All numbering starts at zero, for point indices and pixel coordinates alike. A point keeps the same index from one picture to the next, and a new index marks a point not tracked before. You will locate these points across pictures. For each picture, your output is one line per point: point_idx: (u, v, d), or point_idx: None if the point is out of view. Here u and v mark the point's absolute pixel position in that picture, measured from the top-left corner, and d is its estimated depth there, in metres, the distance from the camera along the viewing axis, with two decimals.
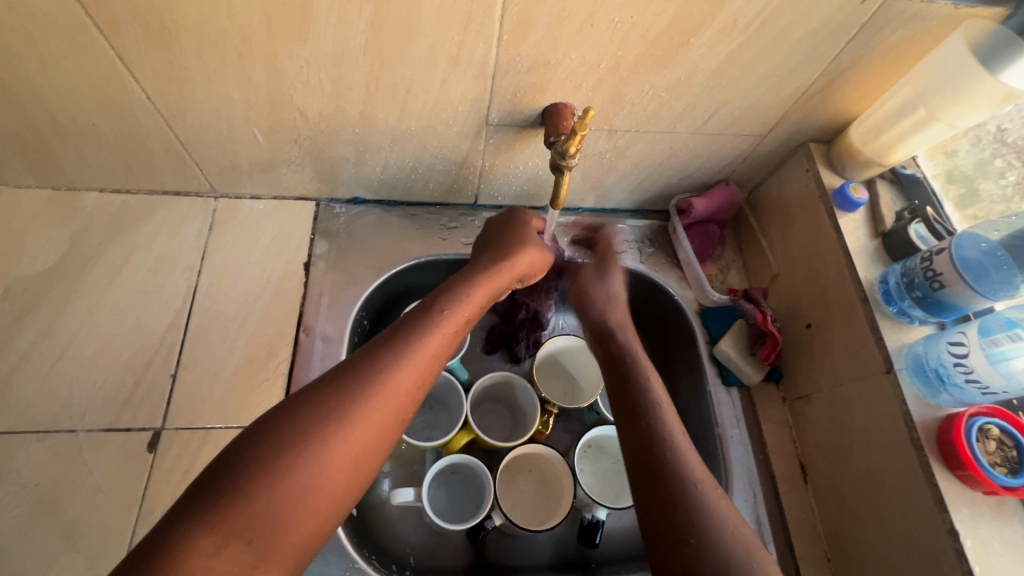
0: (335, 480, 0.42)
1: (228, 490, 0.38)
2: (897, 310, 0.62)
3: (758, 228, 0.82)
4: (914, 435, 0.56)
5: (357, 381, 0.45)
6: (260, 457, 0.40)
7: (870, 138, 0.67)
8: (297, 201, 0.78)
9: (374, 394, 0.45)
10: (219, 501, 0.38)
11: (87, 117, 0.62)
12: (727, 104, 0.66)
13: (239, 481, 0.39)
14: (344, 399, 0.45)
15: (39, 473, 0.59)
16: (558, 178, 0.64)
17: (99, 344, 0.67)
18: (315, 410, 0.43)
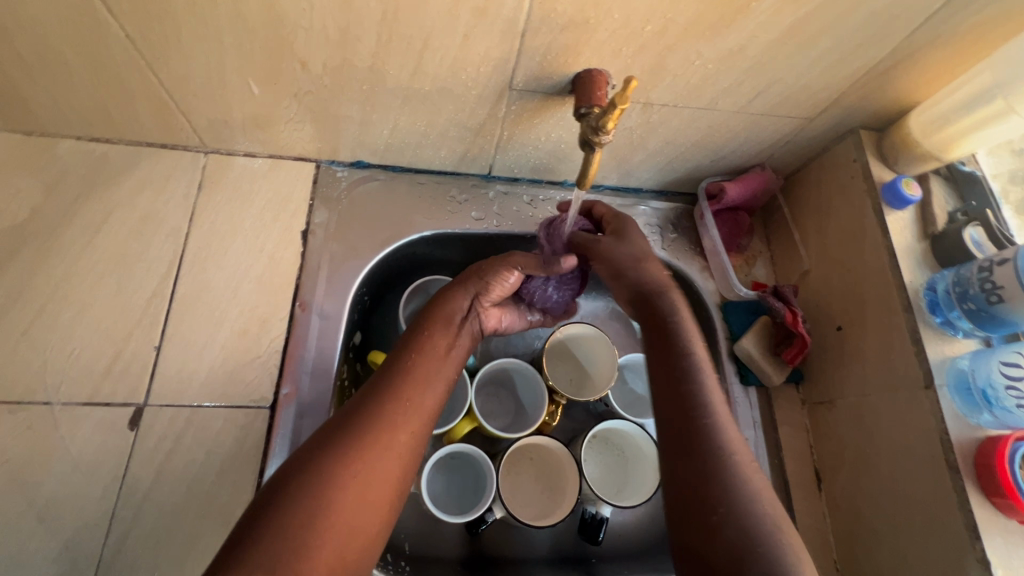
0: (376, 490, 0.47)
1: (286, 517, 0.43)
2: (942, 320, 0.58)
3: (791, 219, 0.76)
4: (950, 456, 0.53)
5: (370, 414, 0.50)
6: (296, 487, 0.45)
7: (932, 129, 0.61)
8: (296, 161, 0.72)
9: (371, 444, 0.49)
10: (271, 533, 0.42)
11: (57, 55, 0.54)
12: (778, 82, 0.59)
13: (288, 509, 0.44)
14: (334, 459, 0.47)
15: (10, 447, 0.55)
16: (587, 155, 0.57)
17: (76, 309, 0.61)
18: (314, 477, 0.45)
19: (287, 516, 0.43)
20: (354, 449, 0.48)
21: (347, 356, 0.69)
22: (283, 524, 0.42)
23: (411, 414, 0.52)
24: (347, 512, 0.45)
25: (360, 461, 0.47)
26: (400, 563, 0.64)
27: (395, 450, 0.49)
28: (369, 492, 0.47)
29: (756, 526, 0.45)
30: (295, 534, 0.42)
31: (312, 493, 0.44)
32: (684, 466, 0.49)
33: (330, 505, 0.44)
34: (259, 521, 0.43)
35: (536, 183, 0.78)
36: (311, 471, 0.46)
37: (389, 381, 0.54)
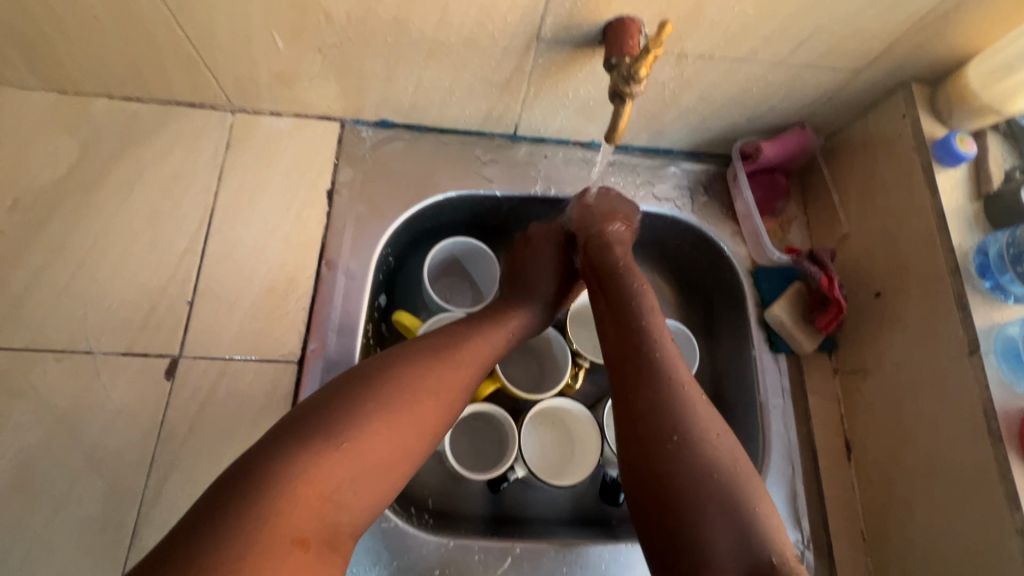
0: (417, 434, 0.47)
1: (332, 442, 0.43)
2: (992, 284, 0.55)
3: (831, 182, 0.72)
4: (993, 424, 0.51)
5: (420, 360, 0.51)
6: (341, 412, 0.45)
7: (992, 80, 0.57)
8: (320, 121, 0.72)
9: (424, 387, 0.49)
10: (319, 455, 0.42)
11: (88, 8, 0.55)
12: (824, 29, 0.55)
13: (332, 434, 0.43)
14: (397, 394, 0.47)
15: (57, 392, 0.57)
16: (617, 107, 0.55)
17: (113, 264, 0.63)
18: (346, 410, 0.45)
19: (354, 437, 0.44)
20: (417, 387, 0.49)
21: (372, 316, 0.70)
22: (349, 446, 0.43)
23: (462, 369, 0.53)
24: (408, 444, 0.46)
25: (426, 401, 0.49)
26: (424, 517, 0.66)
27: (449, 394, 0.51)
28: (425, 430, 0.48)
29: (722, 497, 0.44)
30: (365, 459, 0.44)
31: (377, 424, 0.45)
32: (639, 403, 0.50)
33: (391, 436, 0.45)
34: (328, 441, 0.43)
35: (561, 144, 0.76)
36: (376, 403, 0.46)
37: (445, 337, 0.56)
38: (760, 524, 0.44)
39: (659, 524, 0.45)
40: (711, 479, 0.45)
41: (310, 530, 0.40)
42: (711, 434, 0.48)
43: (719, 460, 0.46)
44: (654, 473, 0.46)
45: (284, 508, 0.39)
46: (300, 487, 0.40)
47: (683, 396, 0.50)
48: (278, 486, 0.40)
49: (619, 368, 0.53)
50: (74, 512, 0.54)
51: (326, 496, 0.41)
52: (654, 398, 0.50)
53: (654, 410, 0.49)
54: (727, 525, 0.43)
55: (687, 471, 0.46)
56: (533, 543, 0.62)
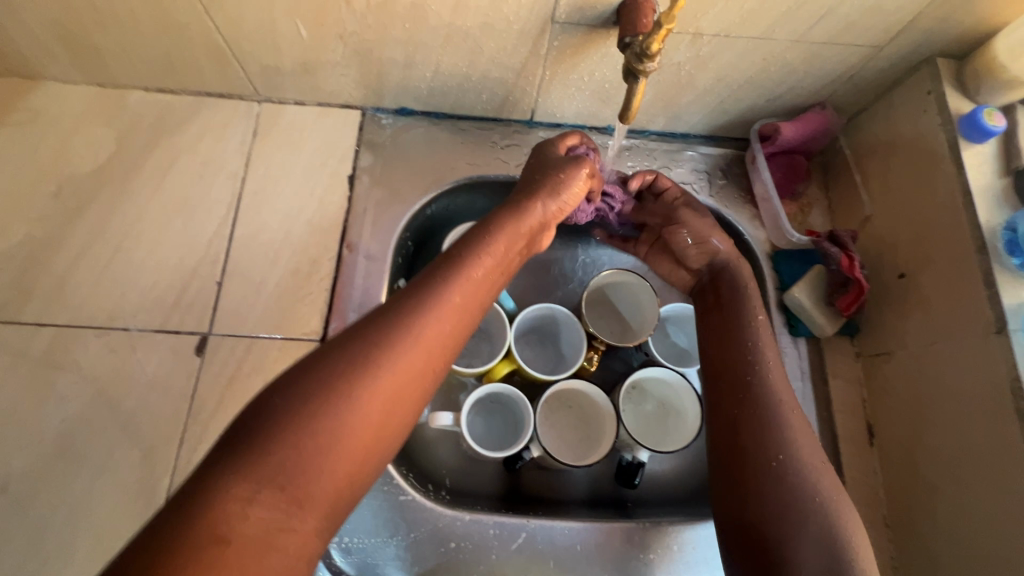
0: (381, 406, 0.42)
1: (265, 441, 0.38)
2: (1021, 261, 0.53)
3: (853, 163, 0.71)
4: (1020, 404, 0.50)
5: (376, 333, 0.44)
6: (285, 403, 0.39)
7: (1020, 52, 0.55)
8: (342, 109, 0.74)
9: (379, 365, 0.43)
10: (252, 452, 0.37)
11: (125, 3, 0.58)
12: (843, 3, 0.55)
13: (272, 430, 0.38)
14: (344, 374, 0.41)
15: (96, 366, 0.61)
16: (631, 86, 0.56)
17: (148, 247, 0.66)
18: (300, 395, 0.40)
19: (284, 426, 0.39)
20: (358, 364, 0.42)
21: None
22: (279, 442, 0.38)
23: (434, 335, 0.46)
24: (351, 429, 0.40)
25: (372, 380, 0.42)
26: (440, 494, 0.68)
27: (404, 374, 0.43)
28: (374, 412, 0.42)
29: (808, 520, 0.48)
30: (301, 451, 0.38)
31: (312, 406, 0.40)
32: (743, 430, 0.54)
33: (329, 423, 0.39)
34: (258, 436, 0.38)
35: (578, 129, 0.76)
36: (314, 387, 0.40)
37: (397, 305, 0.47)
38: (840, 534, 0.47)
39: (744, 533, 0.50)
40: (818, 500, 0.49)
41: (239, 530, 0.35)
42: (814, 461, 0.51)
43: (821, 480, 0.50)
44: (746, 494, 0.51)
45: (215, 511, 0.35)
46: (228, 489, 0.36)
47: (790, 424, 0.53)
48: (210, 490, 0.36)
49: (720, 394, 0.58)
50: (112, 479, 0.57)
51: (250, 494, 0.36)
52: (754, 428, 0.53)
53: (758, 432, 0.53)
54: (813, 545, 0.47)
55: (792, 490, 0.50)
56: (545, 520, 0.62)
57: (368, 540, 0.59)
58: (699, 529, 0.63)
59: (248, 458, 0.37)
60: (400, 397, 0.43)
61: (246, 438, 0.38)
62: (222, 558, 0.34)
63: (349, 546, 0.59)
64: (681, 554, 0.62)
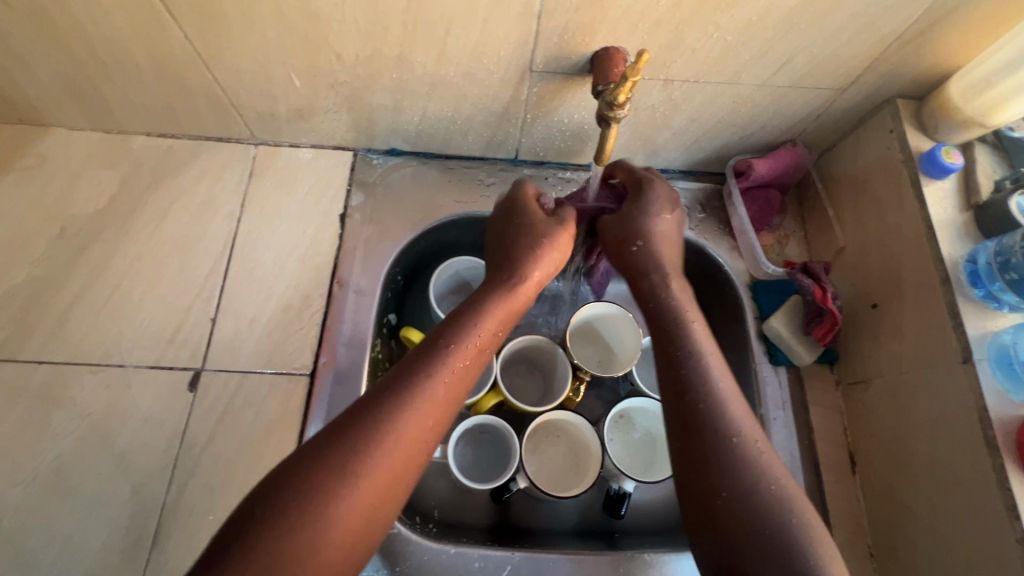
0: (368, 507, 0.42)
1: (243, 553, 0.37)
2: (985, 293, 0.55)
3: (826, 197, 0.74)
4: (988, 432, 0.51)
5: (365, 431, 0.44)
6: (265, 510, 0.39)
7: (973, 94, 0.58)
8: (335, 150, 0.77)
9: (364, 464, 0.43)
10: (234, 559, 0.37)
11: (130, 58, 0.62)
12: (803, 51, 0.58)
13: (252, 538, 0.38)
14: (334, 459, 0.42)
15: (92, 402, 0.62)
16: (604, 131, 0.59)
17: (146, 285, 0.69)
18: (284, 501, 0.40)
19: (263, 535, 0.38)
20: (351, 451, 0.43)
21: (381, 331, 0.74)
22: (272, 537, 0.38)
23: (420, 429, 0.46)
24: (333, 534, 0.40)
25: (366, 464, 0.43)
26: (429, 526, 0.68)
27: (397, 457, 0.44)
28: (361, 511, 0.42)
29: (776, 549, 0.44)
30: (293, 541, 0.39)
31: (295, 516, 0.39)
32: (690, 448, 0.49)
33: (308, 531, 0.39)
34: (249, 534, 0.38)
35: (562, 167, 0.80)
36: (308, 476, 0.41)
37: (389, 386, 0.47)
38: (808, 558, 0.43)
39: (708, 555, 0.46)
40: (771, 522, 0.45)
41: None
42: (769, 486, 0.46)
43: (781, 507, 0.45)
44: (709, 521, 0.46)
45: None
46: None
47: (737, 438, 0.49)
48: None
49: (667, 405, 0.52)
50: (103, 514, 0.58)
51: None
52: (706, 445, 0.48)
53: (709, 457, 0.48)
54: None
55: (745, 519, 0.45)
56: (531, 552, 0.63)
57: None
58: (686, 560, 0.63)
59: (240, 553, 0.37)
60: (385, 500, 0.43)
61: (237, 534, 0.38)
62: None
63: None
64: None
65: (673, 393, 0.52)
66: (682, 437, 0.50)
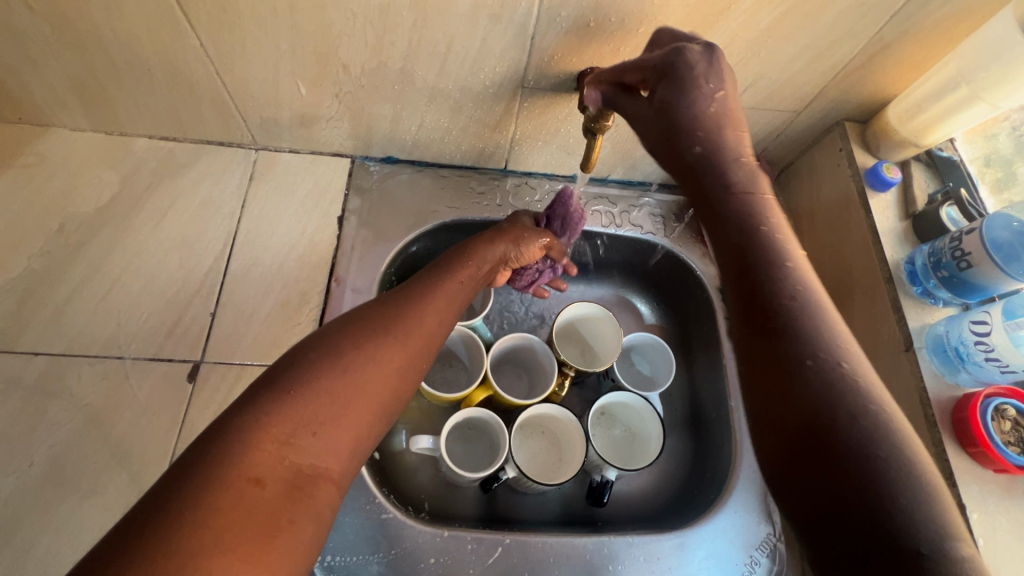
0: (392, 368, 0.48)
1: (295, 386, 0.43)
2: (922, 290, 0.62)
3: (786, 209, 0.82)
4: (928, 411, 0.57)
5: (393, 310, 0.52)
6: (305, 363, 0.45)
7: (908, 117, 0.67)
8: (333, 157, 0.81)
9: (390, 332, 0.50)
10: (286, 394, 0.42)
11: (143, 62, 0.65)
12: (763, 76, 0.66)
13: (303, 379, 0.43)
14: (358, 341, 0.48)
15: (89, 393, 0.63)
16: (589, 141, 0.66)
17: (145, 280, 0.71)
18: (334, 345, 0.47)
19: (309, 376, 0.44)
20: (367, 334, 0.49)
21: None
22: (306, 382, 0.43)
23: (431, 320, 0.54)
24: (364, 380, 0.46)
25: (380, 338, 0.49)
26: (420, 516, 0.70)
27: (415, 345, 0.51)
28: (388, 368, 0.48)
29: (870, 463, 0.38)
30: (320, 397, 0.43)
31: (327, 367, 0.45)
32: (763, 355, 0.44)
33: (344, 377, 0.45)
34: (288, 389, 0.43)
35: (546, 177, 0.86)
36: (324, 350, 0.46)
37: (402, 290, 0.56)
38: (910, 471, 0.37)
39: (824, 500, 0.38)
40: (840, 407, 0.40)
41: (271, 472, 0.38)
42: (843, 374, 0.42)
43: (861, 409, 0.40)
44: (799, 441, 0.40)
45: (250, 449, 0.39)
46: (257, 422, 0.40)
47: (834, 378, 0.41)
48: (253, 419, 0.40)
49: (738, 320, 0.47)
50: (98, 502, 0.59)
51: (288, 432, 0.41)
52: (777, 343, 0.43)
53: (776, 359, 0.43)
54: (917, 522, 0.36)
55: (826, 410, 0.40)
56: (521, 535, 0.65)
57: (352, 558, 0.60)
58: (667, 540, 0.67)
59: (277, 397, 0.42)
60: (404, 370, 0.49)
61: (278, 389, 0.43)
62: (256, 496, 0.37)
63: (332, 564, 0.60)
64: (651, 565, 0.65)
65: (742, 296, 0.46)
66: (759, 338, 0.45)
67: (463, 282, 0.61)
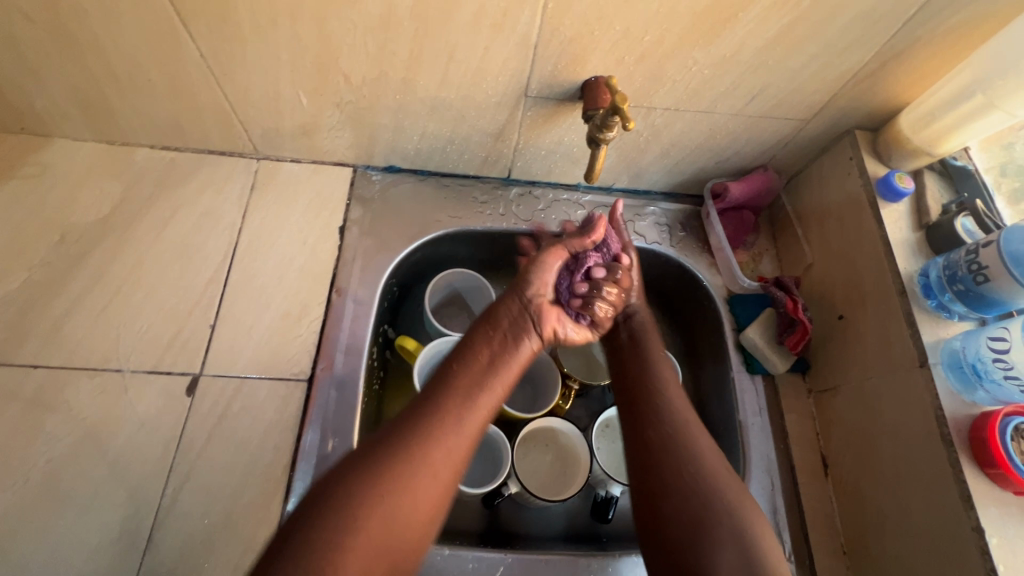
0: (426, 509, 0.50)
1: (327, 519, 0.46)
2: (937, 304, 0.60)
3: (795, 218, 0.80)
4: (944, 430, 0.55)
5: (426, 430, 0.52)
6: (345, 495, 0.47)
7: (921, 126, 0.65)
8: (335, 166, 0.81)
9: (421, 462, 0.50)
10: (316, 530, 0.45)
11: (144, 73, 0.65)
12: (771, 84, 0.64)
13: (334, 512, 0.46)
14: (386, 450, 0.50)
15: (87, 407, 0.63)
16: (594, 151, 0.65)
17: (146, 292, 0.70)
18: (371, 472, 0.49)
19: (339, 507, 0.47)
20: (399, 463, 0.50)
21: (377, 340, 0.76)
22: (336, 521, 0.46)
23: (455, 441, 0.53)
24: (395, 516, 0.48)
25: (418, 465, 0.50)
26: None
27: (452, 451, 0.53)
28: (421, 506, 0.49)
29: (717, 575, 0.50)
30: (345, 531, 0.45)
31: (356, 497, 0.47)
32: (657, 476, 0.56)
33: (376, 514, 0.47)
34: (319, 520, 0.46)
35: (550, 186, 0.85)
36: (359, 480, 0.48)
37: (437, 398, 0.55)
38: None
39: None
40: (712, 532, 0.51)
41: None
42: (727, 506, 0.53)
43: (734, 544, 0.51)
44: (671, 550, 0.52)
45: None
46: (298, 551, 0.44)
47: (716, 506, 0.53)
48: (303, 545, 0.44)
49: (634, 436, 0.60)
50: (95, 518, 0.58)
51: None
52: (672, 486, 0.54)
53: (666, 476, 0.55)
54: None
55: (700, 524, 0.52)
56: (524, 553, 0.63)
57: None
58: None
59: (307, 533, 0.45)
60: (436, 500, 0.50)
61: (313, 520, 0.46)
62: None
63: None
64: None
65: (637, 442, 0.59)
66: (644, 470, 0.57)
67: (485, 359, 0.60)
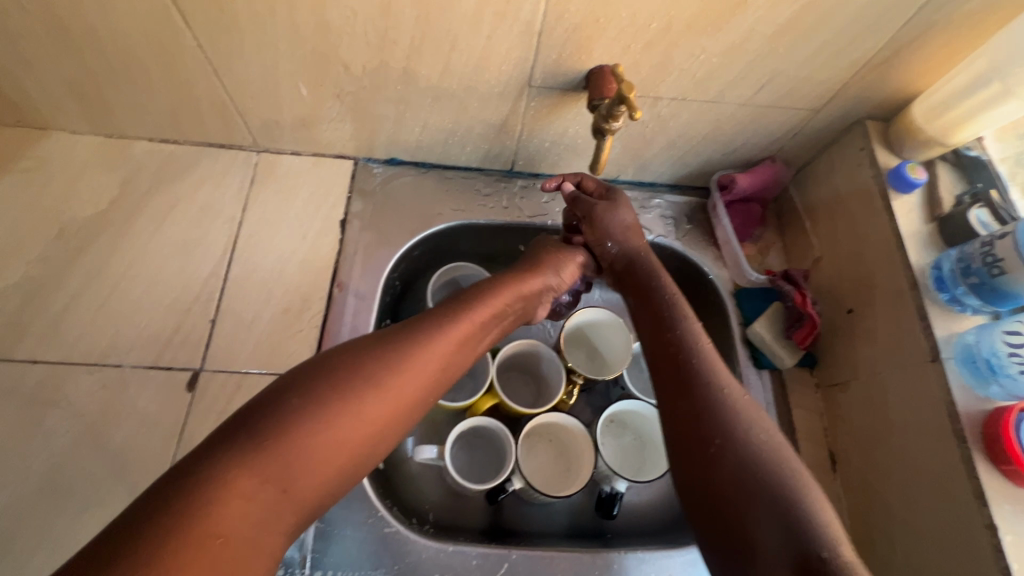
0: (370, 429, 0.45)
1: (268, 432, 0.42)
2: (949, 297, 0.59)
3: (803, 210, 0.79)
4: (956, 426, 0.54)
5: (385, 351, 0.48)
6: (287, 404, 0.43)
7: (933, 116, 0.63)
8: (335, 159, 0.79)
9: (372, 381, 0.46)
10: (261, 439, 0.41)
11: (141, 63, 0.63)
12: (780, 73, 0.63)
13: (273, 424, 0.42)
14: (312, 415, 0.43)
15: (87, 402, 0.62)
16: (599, 142, 0.64)
17: (145, 286, 0.69)
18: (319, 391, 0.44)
19: (282, 419, 0.42)
20: (345, 380, 0.45)
21: (379, 335, 0.75)
22: (276, 429, 0.42)
23: (418, 369, 0.49)
24: (337, 432, 0.43)
25: (369, 391, 0.46)
26: (424, 529, 0.68)
27: (410, 381, 0.48)
28: (364, 429, 0.45)
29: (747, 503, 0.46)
30: (285, 443, 0.41)
31: (304, 407, 0.43)
32: (680, 410, 0.52)
33: (322, 430, 0.43)
34: (254, 433, 0.41)
35: None
36: (302, 397, 0.44)
37: (406, 328, 0.51)
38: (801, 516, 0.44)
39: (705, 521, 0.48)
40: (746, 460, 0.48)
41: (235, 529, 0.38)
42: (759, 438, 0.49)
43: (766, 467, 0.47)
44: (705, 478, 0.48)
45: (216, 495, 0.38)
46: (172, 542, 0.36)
47: (745, 438, 0.49)
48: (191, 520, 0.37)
49: (660, 370, 0.56)
50: (96, 515, 0.58)
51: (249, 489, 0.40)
52: (696, 418, 0.51)
53: (698, 412, 0.51)
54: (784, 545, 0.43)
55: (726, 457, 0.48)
56: (528, 550, 0.63)
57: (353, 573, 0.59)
58: (679, 556, 0.64)
59: (247, 440, 0.41)
60: (380, 425, 0.45)
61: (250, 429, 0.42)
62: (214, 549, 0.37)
63: None
64: None
65: (666, 373, 0.56)
66: (670, 401, 0.54)
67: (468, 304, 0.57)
